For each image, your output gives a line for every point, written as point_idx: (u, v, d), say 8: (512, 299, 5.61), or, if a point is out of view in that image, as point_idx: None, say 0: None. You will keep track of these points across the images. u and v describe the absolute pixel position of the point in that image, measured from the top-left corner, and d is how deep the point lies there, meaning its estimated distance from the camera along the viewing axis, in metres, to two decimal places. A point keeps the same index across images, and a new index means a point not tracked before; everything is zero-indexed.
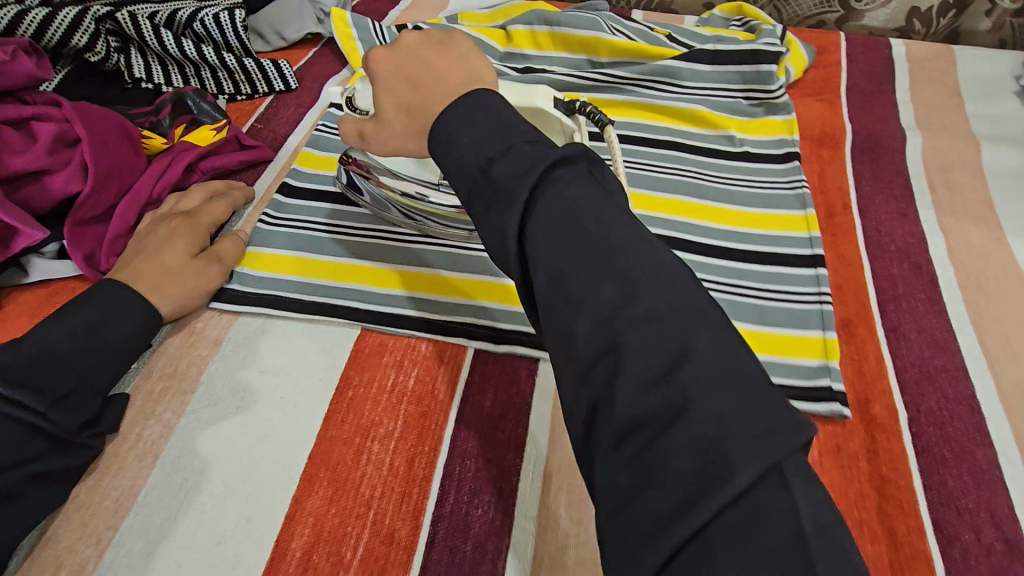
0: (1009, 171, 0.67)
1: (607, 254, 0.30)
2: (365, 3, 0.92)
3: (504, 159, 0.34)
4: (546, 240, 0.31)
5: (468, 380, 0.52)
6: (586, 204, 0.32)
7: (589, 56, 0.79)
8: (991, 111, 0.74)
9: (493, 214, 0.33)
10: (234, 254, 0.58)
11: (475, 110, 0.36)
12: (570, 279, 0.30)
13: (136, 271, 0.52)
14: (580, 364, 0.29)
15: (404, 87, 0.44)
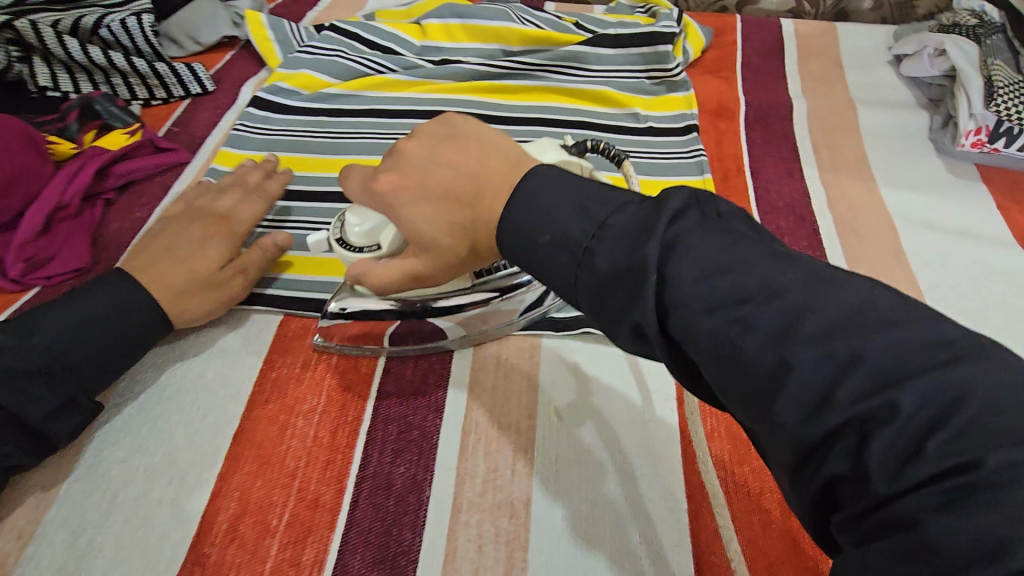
0: (883, 131, 0.74)
1: (782, 309, 0.28)
2: (282, 6, 0.93)
3: (603, 242, 0.34)
4: (704, 314, 0.29)
5: (389, 352, 0.54)
6: (728, 261, 0.30)
7: (502, 46, 0.82)
8: (869, 78, 0.81)
9: (629, 303, 0.32)
10: (262, 265, 0.56)
11: (561, 196, 0.37)
12: (744, 350, 0.28)
13: (162, 277, 0.52)
14: (795, 447, 0.26)
15: (440, 197, 0.40)
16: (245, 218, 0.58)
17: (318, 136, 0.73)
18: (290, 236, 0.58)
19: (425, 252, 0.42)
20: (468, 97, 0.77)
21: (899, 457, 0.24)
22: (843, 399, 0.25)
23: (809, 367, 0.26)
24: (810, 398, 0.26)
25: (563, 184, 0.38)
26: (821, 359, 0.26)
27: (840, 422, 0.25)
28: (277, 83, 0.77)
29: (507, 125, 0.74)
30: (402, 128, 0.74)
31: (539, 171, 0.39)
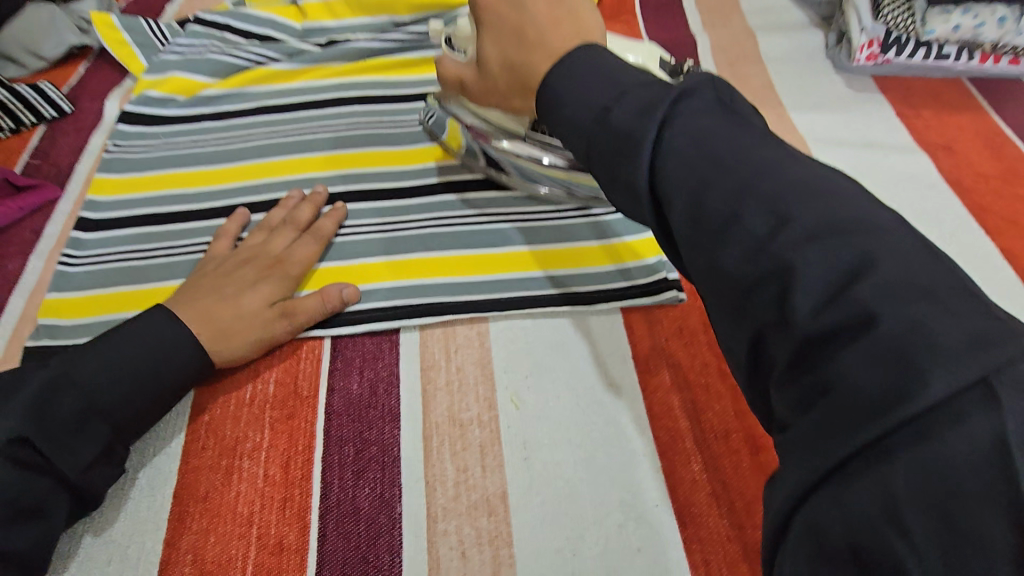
0: (784, 55, 0.75)
1: (742, 177, 0.28)
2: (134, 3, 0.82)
3: (623, 102, 0.33)
4: (670, 170, 0.30)
5: (331, 369, 0.50)
6: (717, 132, 0.30)
7: (391, 17, 0.76)
8: (764, 2, 0.82)
9: (617, 160, 0.32)
10: (312, 314, 0.51)
11: (591, 63, 0.37)
12: (705, 203, 0.28)
13: (202, 312, 0.48)
14: (734, 292, 0.27)
15: (505, 40, 0.44)
16: (302, 260, 0.54)
17: (205, 145, 0.65)
18: (357, 291, 0.52)
19: (480, 82, 0.48)
20: (367, 79, 0.72)
21: (825, 301, 0.23)
22: (779, 249, 0.25)
23: (757, 218, 0.26)
24: (753, 243, 0.26)
25: (599, 59, 0.37)
26: (770, 208, 0.26)
27: (772, 268, 0.25)
28: (146, 92, 0.69)
29: (414, 103, 0.69)
30: (301, 122, 0.67)
31: (593, 45, 0.38)
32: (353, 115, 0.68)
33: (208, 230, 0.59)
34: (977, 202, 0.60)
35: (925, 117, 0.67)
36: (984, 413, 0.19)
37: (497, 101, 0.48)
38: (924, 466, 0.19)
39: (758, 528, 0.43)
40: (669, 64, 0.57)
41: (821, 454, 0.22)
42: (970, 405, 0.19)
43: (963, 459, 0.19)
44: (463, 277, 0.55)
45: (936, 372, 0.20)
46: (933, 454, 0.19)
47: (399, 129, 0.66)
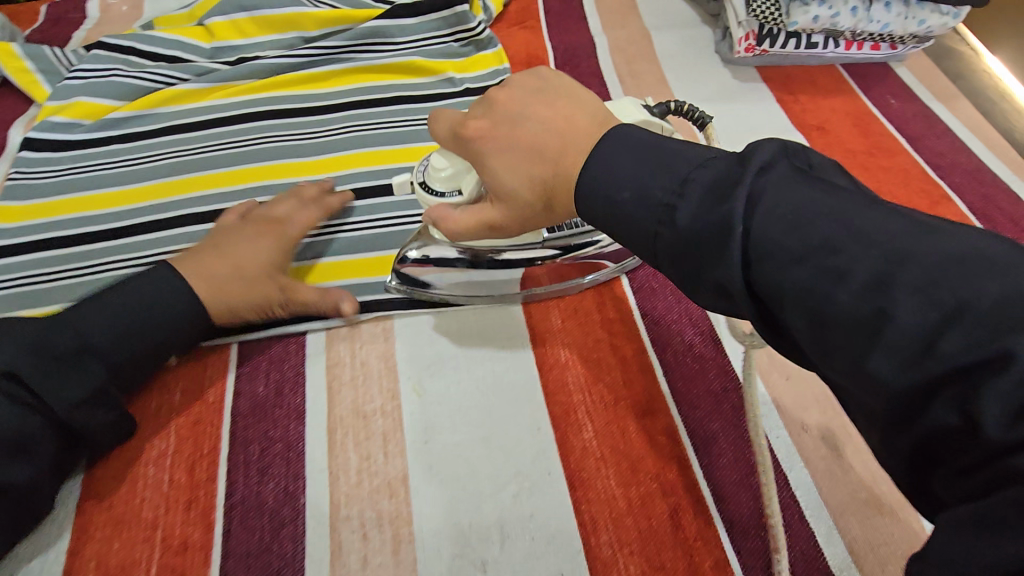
0: (676, 51, 0.80)
1: (879, 264, 0.27)
2: (40, 31, 0.83)
3: (686, 200, 0.34)
4: (778, 267, 0.30)
5: (238, 373, 0.51)
6: (818, 210, 0.30)
7: (299, 33, 0.78)
8: (659, 4, 0.87)
9: (710, 263, 0.32)
10: (311, 289, 0.53)
11: (623, 149, 0.39)
12: (834, 300, 0.28)
13: (203, 268, 0.50)
14: (892, 401, 0.26)
15: (523, 157, 0.42)
16: (301, 225, 0.56)
17: (114, 167, 0.66)
18: (356, 305, 0.54)
19: (512, 212, 0.45)
20: (277, 94, 0.73)
21: (1021, 409, 0.23)
22: (949, 349, 0.25)
23: (908, 313, 0.26)
24: (910, 347, 0.26)
25: (637, 143, 0.39)
26: (921, 303, 0.26)
27: (946, 373, 0.25)
28: (49, 118, 0.69)
29: (322, 114, 0.71)
30: (212, 140, 0.69)
31: (624, 128, 0.40)
32: (263, 129, 0.70)
33: (113, 248, 0.60)
34: None
35: (802, 102, 0.73)
36: None
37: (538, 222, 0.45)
38: None
39: (643, 486, 0.46)
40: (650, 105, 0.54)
41: None
42: None
43: None
44: (368, 276, 0.57)
45: None
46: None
47: (308, 140, 0.68)
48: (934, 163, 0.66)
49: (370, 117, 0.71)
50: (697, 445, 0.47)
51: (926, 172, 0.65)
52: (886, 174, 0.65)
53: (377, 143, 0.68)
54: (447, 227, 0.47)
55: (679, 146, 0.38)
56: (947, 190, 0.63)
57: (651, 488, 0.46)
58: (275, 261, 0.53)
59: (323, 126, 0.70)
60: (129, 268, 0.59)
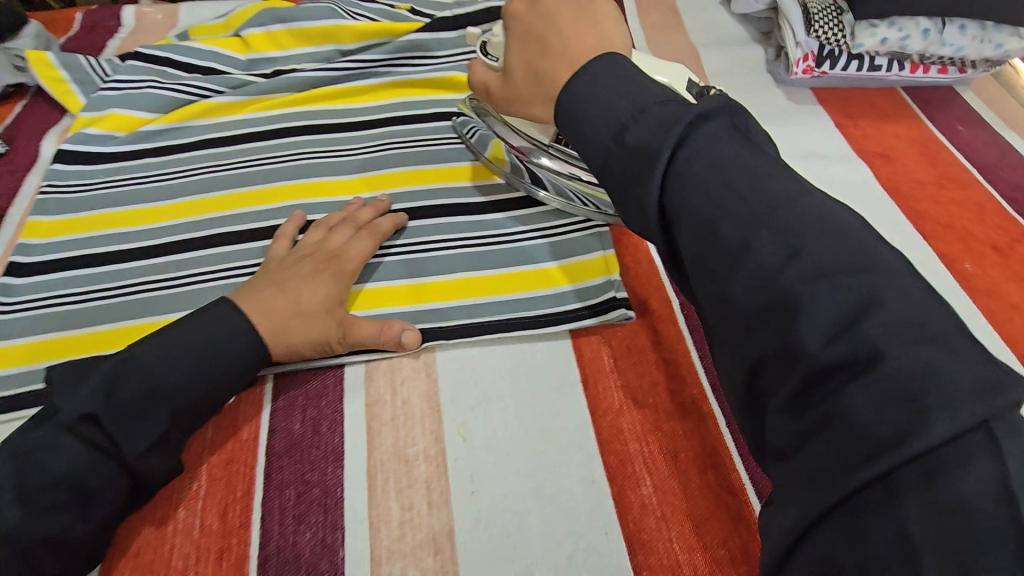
0: (725, 70, 0.76)
1: (755, 204, 0.31)
2: (76, 40, 0.82)
3: (638, 121, 0.36)
4: (680, 196, 0.33)
5: (273, 408, 0.49)
6: (727, 155, 0.33)
7: (337, 45, 0.76)
8: (706, 20, 0.83)
9: (631, 181, 0.35)
10: (370, 327, 0.50)
11: (617, 71, 0.39)
12: (716, 231, 0.31)
13: (266, 303, 0.48)
14: (741, 320, 0.30)
15: (530, 47, 0.47)
16: (357, 256, 0.53)
17: (144, 183, 0.64)
18: (418, 338, 0.51)
19: (506, 89, 0.52)
20: (312, 109, 0.71)
21: (836, 335, 0.26)
22: (786, 282, 0.28)
23: (768, 247, 0.29)
24: (761, 276, 0.29)
25: (626, 75, 0.39)
26: (782, 242, 0.29)
27: (781, 301, 0.28)
28: (82, 131, 0.67)
29: (359, 129, 0.69)
30: (246, 155, 0.66)
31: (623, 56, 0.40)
32: (299, 146, 0.67)
33: (143, 269, 0.58)
34: (914, 209, 0.61)
35: (862, 127, 0.69)
36: (981, 456, 0.22)
37: (517, 106, 0.51)
38: (928, 502, 0.22)
39: (709, 550, 0.42)
40: (697, 84, 0.57)
41: (832, 492, 0.24)
42: (971, 448, 0.22)
43: (969, 498, 0.22)
44: (410, 306, 0.54)
45: (941, 416, 0.23)
46: (944, 488, 0.22)
47: (345, 157, 0.66)
48: (1009, 196, 0.61)
49: (409, 135, 0.68)
50: None
51: (1002, 207, 0.61)
52: (958, 208, 0.61)
53: (418, 161, 0.65)
54: (470, 76, 0.56)
55: (647, 80, 0.38)
56: None
57: (718, 553, 0.42)
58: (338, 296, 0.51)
59: (360, 143, 0.67)
60: (160, 290, 0.56)
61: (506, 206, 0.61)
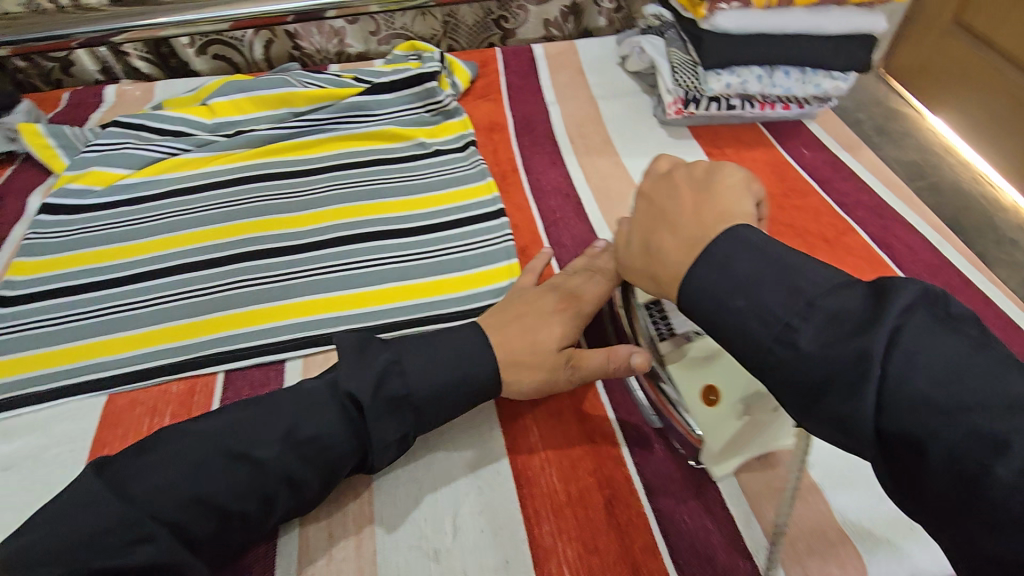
0: (617, 116, 0.93)
1: (1002, 416, 0.31)
2: (64, 113, 0.96)
3: (806, 322, 0.37)
4: (923, 426, 0.32)
5: (223, 397, 0.59)
6: (961, 364, 0.33)
7: (290, 109, 0.90)
8: (606, 77, 1.00)
9: (826, 393, 0.36)
10: (597, 366, 0.52)
11: (755, 254, 0.41)
12: (994, 474, 0.30)
13: (509, 342, 0.53)
14: None
15: (646, 222, 0.49)
16: (592, 297, 0.57)
17: (118, 226, 0.75)
18: (646, 360, 0.51)
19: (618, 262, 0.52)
20: (267, 159, 0.84)
21: None
22: None
23: None
24: None
25: (755, 245, 0.42)
26: None
27: None
28: (66, 186, 0.79)
29: (308, 175, 0.81)
30: (210, 199, 0.78)
31: (749, 231, 0.42)
32: (254, 190, 0.79)
33: (112, 294, 0.67)
34: (765, 214, 0.74)
35: (727, 153, 0.84)
36: None
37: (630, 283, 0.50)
38: None
39: (582, 480, 0.51)
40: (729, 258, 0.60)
41: None
42: None
43: None
44: (346, 311, 0.65)
45: None
46: None
47: (295, 197, 0.77)
48: (839, 200, 0.76)
49: (350, 178, 0.81)
50: (631, 444, 0.53)
51: (834, 209, 0.74)
52: (801, 213, 0.74)
53: (356, 197, 0.77)
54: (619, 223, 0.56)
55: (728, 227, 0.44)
56: (851, 223, 0.72)
57: (587, 481, 0.51)
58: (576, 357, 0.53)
59: (307, 185, 0.80)
60: (128, 310, 0.65)
61: (427, 230, 0.73)
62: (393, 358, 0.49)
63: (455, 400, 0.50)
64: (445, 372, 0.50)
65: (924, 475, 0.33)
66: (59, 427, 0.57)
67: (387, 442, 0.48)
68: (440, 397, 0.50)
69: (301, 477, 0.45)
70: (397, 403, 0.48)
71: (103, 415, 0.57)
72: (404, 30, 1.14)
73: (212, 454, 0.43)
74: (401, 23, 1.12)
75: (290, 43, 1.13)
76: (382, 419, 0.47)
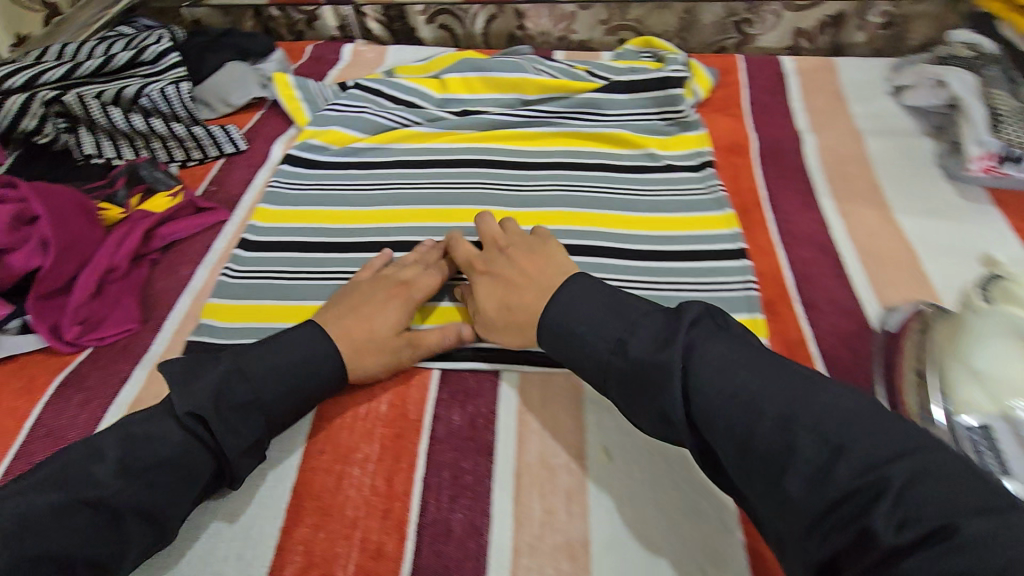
0: (890, 156, 0.77)
1: (776, 393, 0.40)
2: (306, 66, 1.01)
3: (635, 337, 0.47)
4: (709, 407, 0.41)
5: (437, 398, 0.56)
6: (730, 358, 0.42)
7: (519, 95, 0.86)
8: (872, 107, 0.84)
9: (657, 393, 0.43)
10: (436, 346, 0.58)
11: (591, 292, 0.51)
12: (756, 435, 0.38)
13: (346, 327, 0.55)
14: (803, 522, 0.35)
15: (500, 292, 0.57)
16: (388, 295, 0.59)
17: (349, 191, 0.76)
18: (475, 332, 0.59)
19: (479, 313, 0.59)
20: (490, 145, 0.81)
21: (898, 524, 0.32)
22: (842, 478, 0.35)
23: (810, 448, 0.36)
24: (813, 473, 0.36)
25: (586, 289, 0.52)
26: (784, 419, 0.38)
27: (844, 494, 0.34)
28: (307, 140, 0.82)
29: (531, 168, 0.77)
30: (432, 179, 0.76)
31: (580, 276, 0.53)
32: (476, 176, 0.77)
33: (342, 261, 0.68)
34: None
35: None
36: None
37: (495, 336, 0.57)
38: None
39: None
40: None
41: None
42: None
43: None
44: None
45: None
46: None
47: (516, 191, 0.74)
48: None
49: (576, 180, 0.76)
50: None
51: None
52: None
53: (580, 205, 0.72)
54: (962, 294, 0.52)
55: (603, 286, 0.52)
56: None
57: None
58: (400, 355, 0.57)
59: (530, 181, 0.76)
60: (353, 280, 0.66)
61: (654, 257, 0.66)
62: (227, 368, 0.49)
63: (304, 390, 0.52)
64: (295, 352, 0.52)
65: (714, 447, 0.41)
66: None
67: (241, 446, 0.48)
68: (283, 393, 0.51)
69: (152, 500, 0.44)
70: (244, 407, 0.48)
71: None
72: (637, 23, 1.05)
73: (54, 496, 0.41)
74: (636, 15, 1.04)
75: (516, 22, 1.09)
76: (233, 416, 0.48)
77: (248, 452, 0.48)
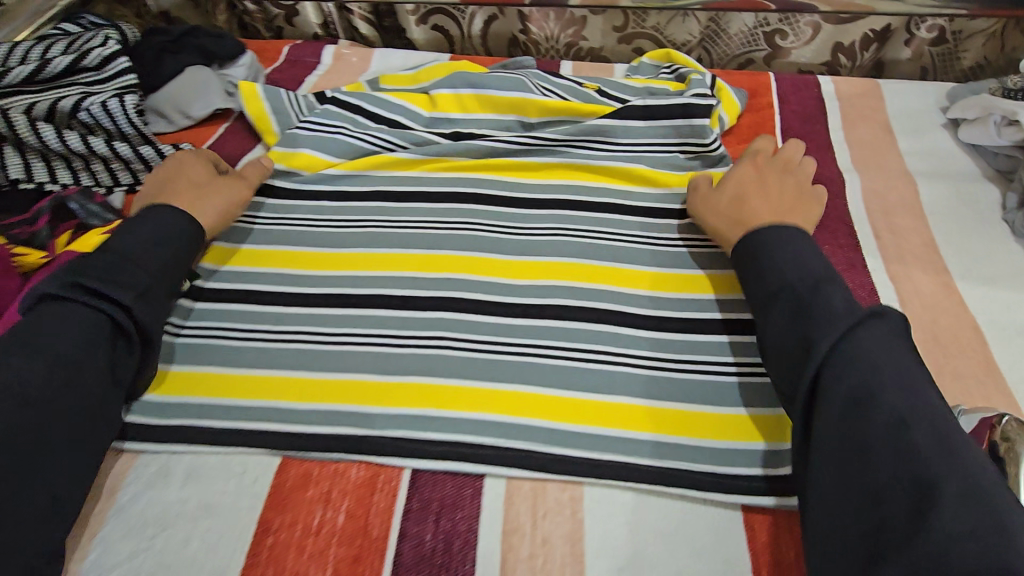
0: (946, 205, 0.66)
1: (913, 395, 0.38)
2: (282, 71, 0.90)
3: (831, 284, 0.46)
4: (846, 361, 0.40)
5: (406, 508, 0.46)
6: (906, 356, 0.41)
7: (519, 117, 0.75)
8: (924, 142, 0.73)
9: (815, 324, 0.43)
10: (259, 174, 0.67)
11: (789, 235, 0.51)
12: (875, 403, 0.38)
13: (173, 188, 0.60)
14: (871, 484, 0.36)
15: (770, 196, 0.59)
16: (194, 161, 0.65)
17: (319, 229, 0.66)
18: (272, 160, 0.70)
19: (703, 197, 0.62)
20: (484, 177, 0.70)
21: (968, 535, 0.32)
22: (931, 475, 0.34)
23: (918, 438, 0.36)
24: (902, 459, 0.36)
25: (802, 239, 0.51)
26: (904, 409, 0.38)
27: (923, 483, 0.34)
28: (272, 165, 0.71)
29: (530, 207, 0.67)
30: (414, 217, 0.66)
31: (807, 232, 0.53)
32: (463, 216, 0.66)
33: (303, 318, 0.58)
34: None
35: None
36: None
37: (702, 215, 0.61)
38: None
39: None
40: None
41: None
42: None
43: None
44: (561, 423, 0.50)
45: None
46: None
47: (511, 234, 0.64)
48: None
49: (584, 223, 0.65)
50: None
51: None
52: None
53: (585, 255, 0.62)
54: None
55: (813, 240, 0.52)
56: None
57: None
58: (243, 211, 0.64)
59: (528, 224, 0.65)
60: (314, 344, 0.56)
61: (672, 327, 0.56)
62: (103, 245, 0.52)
63: (176, 245, 0.55)
64: (166, 223, 0.55)
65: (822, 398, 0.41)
66: (225, 488, 0.48)
67: (136, 291, 0.49)
68: (163, 255, 0.53)
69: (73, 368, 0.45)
70: (121, 263, 0.50)
71: (273, 489, 0.48)
72: (655, 31, 0.94)
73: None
74: (654, 22, 0.92)
75: (519, 25, 0.97)
76: (115, 276, 0.49)
77: (146, 300, 0.50)
